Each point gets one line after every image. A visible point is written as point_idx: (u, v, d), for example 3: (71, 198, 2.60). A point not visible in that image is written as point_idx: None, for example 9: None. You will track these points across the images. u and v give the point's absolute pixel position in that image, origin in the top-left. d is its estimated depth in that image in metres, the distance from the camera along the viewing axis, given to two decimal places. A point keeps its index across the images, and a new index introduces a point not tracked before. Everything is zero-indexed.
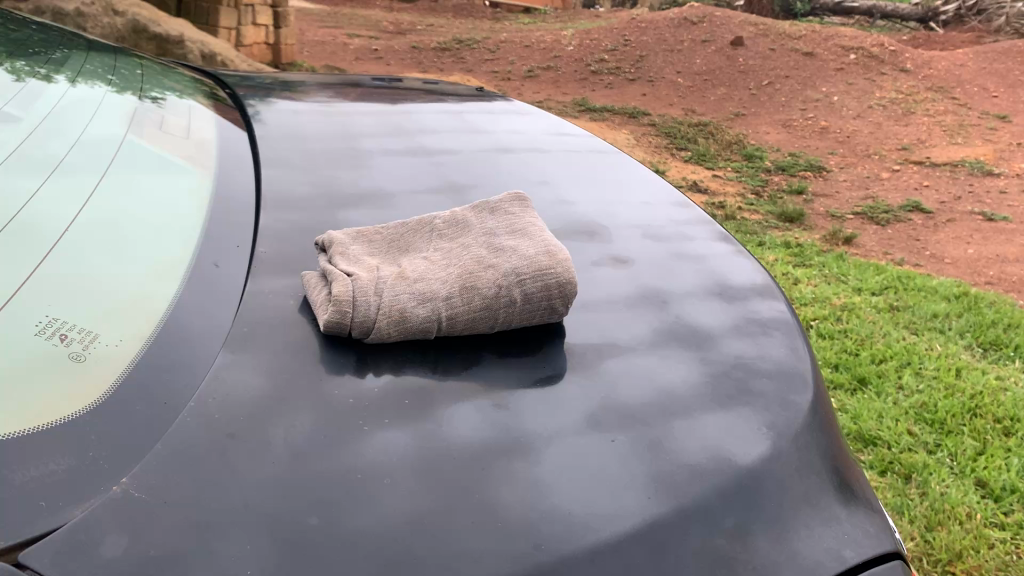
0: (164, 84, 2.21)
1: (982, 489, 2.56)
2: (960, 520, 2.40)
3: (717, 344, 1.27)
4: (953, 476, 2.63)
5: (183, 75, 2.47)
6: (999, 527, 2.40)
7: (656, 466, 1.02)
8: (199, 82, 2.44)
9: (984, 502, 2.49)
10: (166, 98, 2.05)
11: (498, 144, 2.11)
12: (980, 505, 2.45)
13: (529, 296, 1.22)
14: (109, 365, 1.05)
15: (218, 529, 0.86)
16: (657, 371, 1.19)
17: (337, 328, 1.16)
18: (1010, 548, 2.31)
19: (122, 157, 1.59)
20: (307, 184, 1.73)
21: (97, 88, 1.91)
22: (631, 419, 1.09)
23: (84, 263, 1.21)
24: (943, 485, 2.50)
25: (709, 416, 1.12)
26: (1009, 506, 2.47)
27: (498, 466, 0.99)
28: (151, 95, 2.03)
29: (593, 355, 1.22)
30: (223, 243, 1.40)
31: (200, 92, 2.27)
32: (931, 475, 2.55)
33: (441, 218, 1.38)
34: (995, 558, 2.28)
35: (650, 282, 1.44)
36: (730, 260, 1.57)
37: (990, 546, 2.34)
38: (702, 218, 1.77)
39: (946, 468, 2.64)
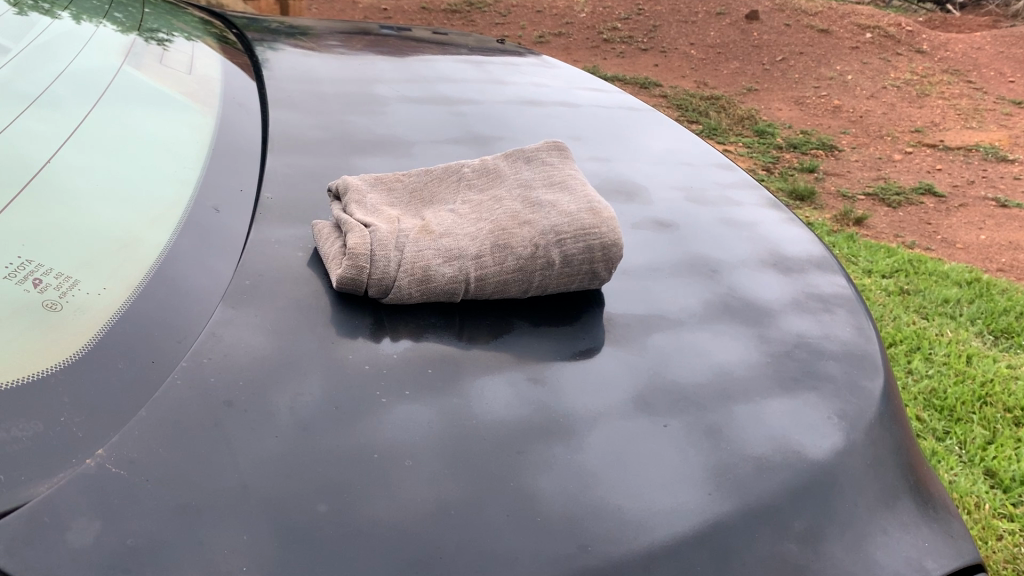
0: (167, 22, 2.05)
1: (992, 479, 2.48)
2: (969, 508, 2.31)
3: (776, 321, 1.13)
4: (960, 463, 2.55)
5: (187, 14, 2.31)
6: (1008, 518, 2.31)
7: (715, 457, 0.89)
8: (206, 23, 2.28)
9: (993, 492, 2.41)
10: (166, 34, 1.89)
11: (522, 97, 1.96)
12: (988, 496, 2.36)
13: (569, 257, 1.07)
14: (89, 319, 0.91)
15: (209, 513, 0.73)
16: (711, 349, 1.05)
17: (352, 285, 1.02)
18: (1019, 541, 2.21)
19: (117, 92, 1.44)
20: (315, 129, 1.58)
21: (93, 19, 1.76)
22: (685, 402, 0.95)
23: (65, 198, 1.07)
24: (950, 474, 2.43)
25: (772, 402, 0.98)
26: (1018, 498, 2.39)
27: (534, 449, 0.86)
28: (151, 30, 1.88)
29: (638, 327, 1.08)
30: (225, 188, 1.25)
31: (206, 32, 2.12)
32: (939, 463, 2.48)
33: (470, 166, 1.23)
34: (1004, 549, 2.18)
35: (696, 249, 1.30)
36: (781, 228, 1.42)
37: (998, 537, 2.25)
38: (749, 182, 1.62)
39: (954, 456, 2.55)
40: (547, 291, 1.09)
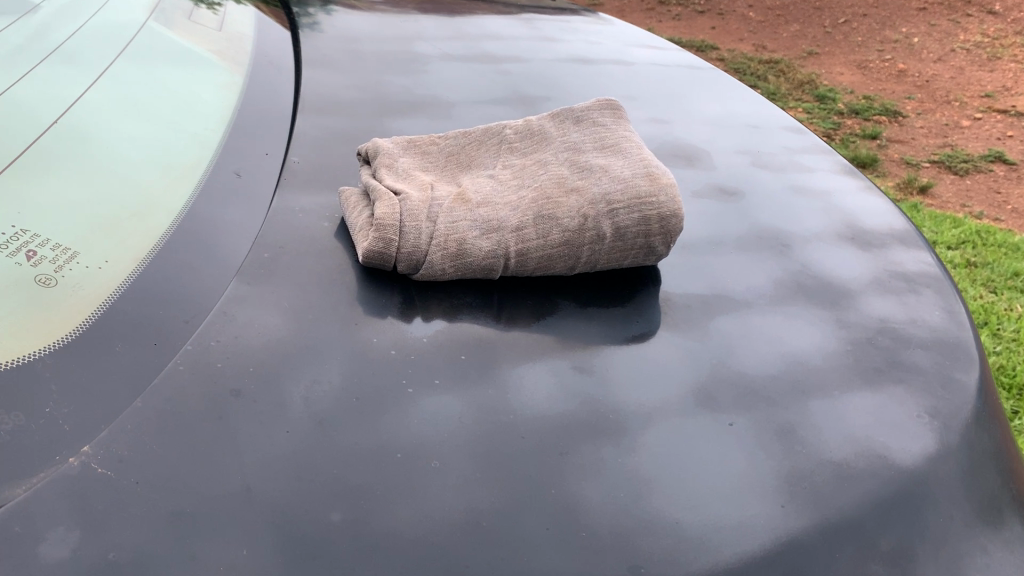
0: None
1: None
2: None
3: (855, 304, 1.01)
4: None
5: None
6: None
7: (788, 463, 0.77)
8: None
9: None
10: None
11: (573, 56, 1.83)
12: None
13: (621, 230, 0.96)
14: (85, 301, 0.82)
15: (206, 523, 0.63)
16: (781, 336, 0.94)
17: (379, 259, 0.92)
18: None
19: (139, 48, 1.34)
20: (350, 88, 1.48)
21: None
22: (752, 398, 0.84)
23: (74, 155, 0.98)
24: None
25: (852, 397, 0.86)
26: None
27: (580, 450, 0.75)
28: None
29: (699, 310, 0.96)
30: (249, 151, 1.16)
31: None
32: None
33: (512, 126, 1.10)
34: None
35: (762, 219, 1.17)
36: (858, 197, 1.28)
37: None
38: (821, 145, 1.48)
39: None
40: (596, 265, 0.98)
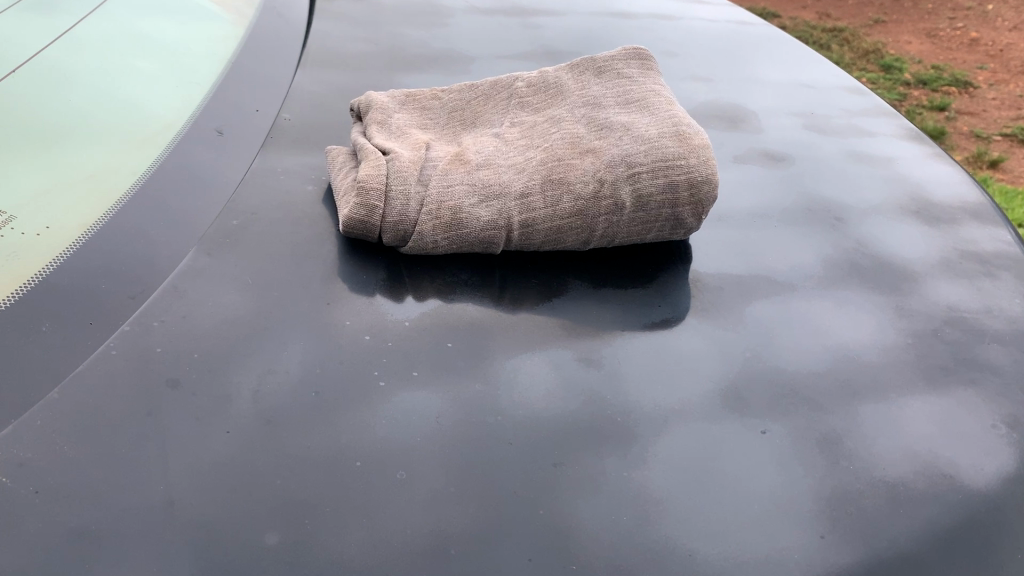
0: None
1: None
2: None
3: (919, 289, 0.86)
4: None
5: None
6: None
7: (832, 480, 0.64)
8: None
9: None
10: None
11: (612, 9, 1.68)
12: None
13: (644, 197, 0.82)
14: (10, 277, 0.70)
15: (113, 544, 0.53)
16: (828, 326, 0.80)
17: (362, 230, 0.81)
18: None
19: None
20: (361, 42, 1.36)
21: None
22: (791, 400, 0.71)
23: (37, 93, 0.84)
24: None
25: (911, 402, 0.72)
26: None
27: (578, 460, 0.63)
28: None
29: (733, 293, 0.83)
30: (238, 107, 1.05)
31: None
32: None
33: (524, 78, 0.97)
34: None
35: (813, 188, 1.02)
36: (926, 164, 1.12)
37: None
38: (885, 107, 1.31)
39: None
40: (615, 238, 0.85)
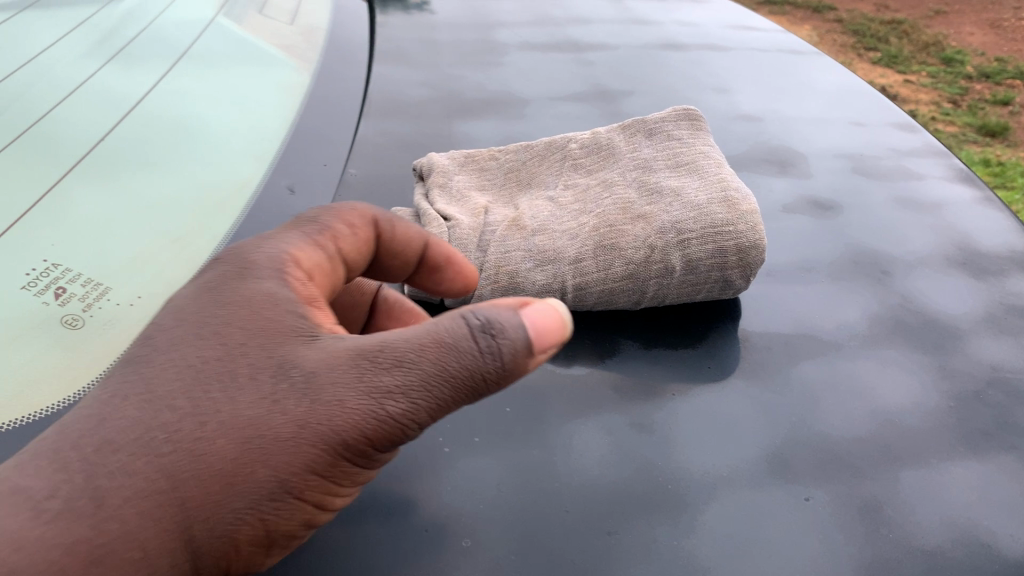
0: None
1: None
2: None
3: (963, 348, 0.89)
4: None
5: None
6: None
7: (871, 549, 0.68)
8: None
9: None
10: None
11: (663, 40, 1.71)
12: None
13: (694, 262, 0.86)
14: (107, 347, 0.79)
15: None
16: (872, 387, 0.83)
17: (424, 292, 0.86)
18: None
19: (202, 44, 1.30)
20: (420, 87, 1.41)
21: None
22: (834, 466, 0.74)
23: (119, 177, 0.95)
24: None
25: (952, 468, 0.75)
26: None
27: (630, 529, 0.67)
28: None
29: (780, 353, 0.86)
30: (307, 163, 1.11)
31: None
32: None
33: (578, 139, 1.01)
34: None
35: (860, 239, 1.05)
36: (974, 210, 1.14)
37: None
38: (936, 146, 1.33)
39: None
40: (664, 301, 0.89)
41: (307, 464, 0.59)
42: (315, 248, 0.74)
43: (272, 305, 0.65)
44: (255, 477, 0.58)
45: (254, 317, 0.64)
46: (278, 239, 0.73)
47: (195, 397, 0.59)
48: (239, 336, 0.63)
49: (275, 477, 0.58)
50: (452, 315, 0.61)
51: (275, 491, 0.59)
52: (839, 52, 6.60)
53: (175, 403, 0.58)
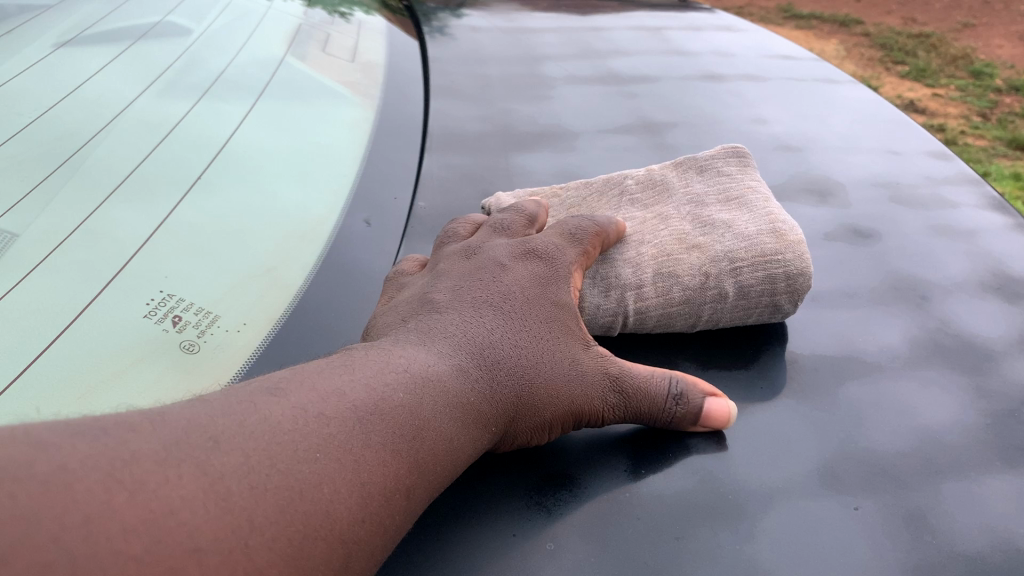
0: None
1: None
2: None
3: (999, 369, 0.95)
4: None
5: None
6: None
7: (917, 552, 0.74)
8: None
9: None
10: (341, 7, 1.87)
11: (703, 71, 1.79)
12: None
13: (745, 289, 0.94)
14: (220, 371, 0.88)
15: None
16: (915, 405, 0.90)
17: None
18: None
19: (276, 82, 1.40)
20: (477, 121, 1.50)
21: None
22: (880, 478, 0.81)
23: (216, 215, 1.04)
24: None
25: (989, 480, 0.82)
26: None
27: (696, 534, 0.75)
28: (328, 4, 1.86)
29: (827, 375, 0.93)
30: (379, 200, 1.21)
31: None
32: None
33: (633, 176, 1.10)
34: None
35: (899, 265, 1.12)
36: (1008, 237, 1.20)
37: None
38: (970, 174, 1.39)
39: None
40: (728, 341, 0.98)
41: (551, 425, 0.81)
42: (577, 262, 0.93)
43: (541, 293, 0.87)
44: (530, 423, 0.80)
45: (531, 300, 0.86)
46: (559, 253, 0.92)
47: (509, 350, 0.81)
48: (527, 314, 0.85)
49: (536, 428, 0.81)
50: (662, 374, 0.86)
51: (537, 435, 0.81)
52: (867, 66, 6.64)
53: (497, 350, 0.81)
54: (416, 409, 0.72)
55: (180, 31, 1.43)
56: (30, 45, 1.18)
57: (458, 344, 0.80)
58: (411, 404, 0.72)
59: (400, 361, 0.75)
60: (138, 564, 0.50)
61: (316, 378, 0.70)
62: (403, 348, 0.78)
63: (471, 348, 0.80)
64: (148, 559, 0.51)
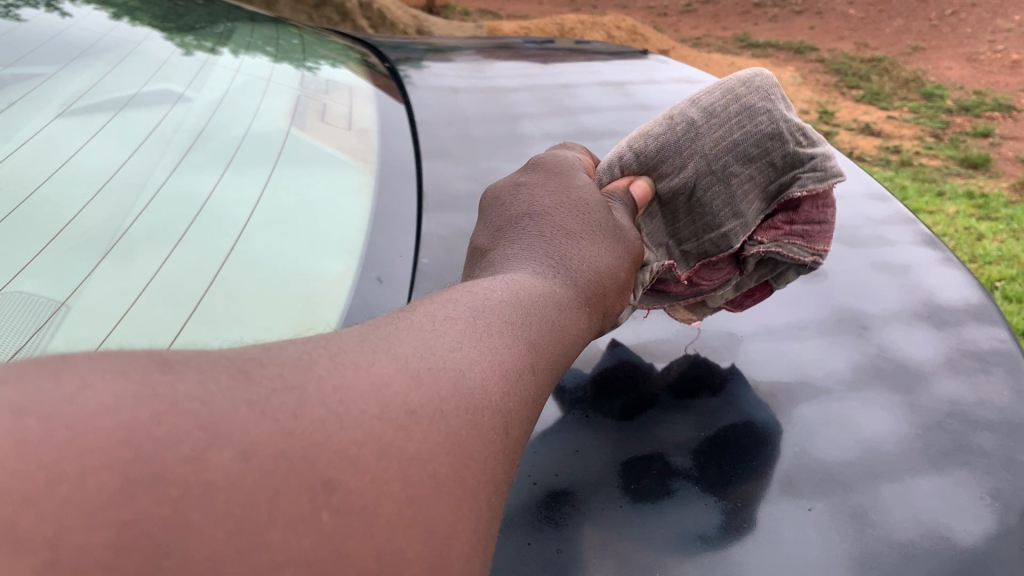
0: (321, 52, 2.19)
1: None
2: None
3: (928, 386, 1.12)
4: None
5: (334, 41, 2.42)
6: None
7: (862, 543, 0.91)
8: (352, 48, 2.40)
9: None
10: (321, 70, 2.04)
11: None
12: None
13: (710, 110, 1.11)
14: None
15: None
16: (859, 420, 1.06)
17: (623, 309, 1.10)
18: None
19: (284, 151, 1.55)
20: (466, 180, 1.67)
21: (262, 63, 1.93)
22: (830, 482, 0.97)
23: (252, 279, 1.19)
24: None
25: (920, 481, 0.98)
26: None
27: (679, 538, 0.90)
28: (307, 66, 2.03)
29: (784, 399, 1.10)
30: (385, 255, 1.37)
31: (353, 59, 2.25)
32: None
33: None
34: None
35: (845, 301, 1.29)
36: (938, 271, 1.39)
37: None
38: (905, 214, 1.58)
39: None
40: (766, 196, 1.13)
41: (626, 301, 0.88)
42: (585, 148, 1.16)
43: (571, 205, 0.91)
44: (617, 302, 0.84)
45: (568, 212, 0.90)
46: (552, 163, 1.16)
47: (580, 250, 0.84)
48: (564, 213, 0.89)
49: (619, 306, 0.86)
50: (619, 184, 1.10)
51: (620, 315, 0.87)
52: (823, 92, 6.93)
53: (572, 254, 0.83)
54: (558, 303, 0.73)
55: (192, 108, 1.58)
56: (65, 138, 1.33)
57: (548, 263, 0.81)
58: (542, 298, 0.73)
59: (519, 280, 0.75)
60: (380, 418, 0.51)
61: (463, 297, 0.69)
62: (517, 275, 0.78)
63: (555, 261, 0.81)
64: (384, 415, 0.51)
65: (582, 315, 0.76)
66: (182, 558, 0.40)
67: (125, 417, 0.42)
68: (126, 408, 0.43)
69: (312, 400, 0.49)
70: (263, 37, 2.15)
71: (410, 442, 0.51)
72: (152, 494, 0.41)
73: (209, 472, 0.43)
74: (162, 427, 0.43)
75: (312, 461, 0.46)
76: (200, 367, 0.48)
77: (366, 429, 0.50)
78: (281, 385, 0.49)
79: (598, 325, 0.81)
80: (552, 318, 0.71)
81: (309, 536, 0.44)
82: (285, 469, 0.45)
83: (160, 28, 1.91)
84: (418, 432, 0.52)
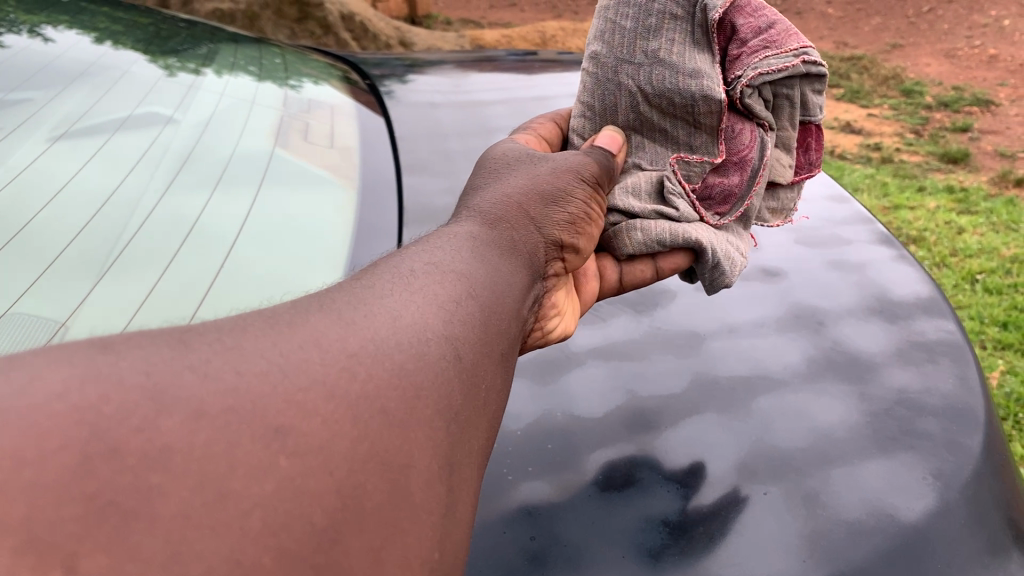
0: (302, 70, 2.26)
1: None
2: None
3: (879, 376, 1.20)
4: None
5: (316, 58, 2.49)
6: None
7: (812, 524, 0.98)
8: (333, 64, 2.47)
9: None
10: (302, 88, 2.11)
11: None
12: None
13: (602, 37, 1.22)
14: None
15: None
16: (813, 410, 1.14)
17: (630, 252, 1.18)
18: None
19: (270, 171, 1.62)
20: (445, 193, 1.75)
21: (245, 83, 2.00)
22: (785, 468, 1.05)
23: (241, 293, 1.26)
24: None
25: (869, 464, 1.06)
26: None
27: (644, 524, 0.98)
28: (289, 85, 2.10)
29: (744, 392, 1.17)
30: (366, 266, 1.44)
31: (335, 76, 2.32)
32: None
33: None
34: None
35: (804, 299, 1.37)
36: (892, 268, 1.47)
37: None
38: (864, 215, 1.66)
39: None
40: (704, 41, 1.17)
41: (562, 215, 1.02)
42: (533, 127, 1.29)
43: (491, 172, 1.06)
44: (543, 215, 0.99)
45: (488, 177, 1.05)
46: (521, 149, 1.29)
47: (497, 195, 0.98)
48: (485, 180, 1.04)
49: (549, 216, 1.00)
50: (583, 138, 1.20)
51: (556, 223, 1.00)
52: None
53: (492, 198, 0.97)
54: (490, 255, 0.84)
55: (181, 132, 1.65)
56: (60, 165, 1.39)
57: (473, 211, 0.94)
58: (476, 248, 0.84)
59: (459, 233, 0.86)
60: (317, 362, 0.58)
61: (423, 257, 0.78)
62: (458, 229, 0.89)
63: (477, 207, 0.96)
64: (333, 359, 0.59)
65: (508, 259, 0.87)
66: (149, 518, 0.46)
67: (76, 401, 0.49)
68: (75, 393, 0.49)
69: (266, 370, 0.56)
70: (246, 57, 2.22)
71: (353, 381, 0.58)
72: (112, 466, 0.47)
73: (163, 438, 0.49)
74: (110, 406, 0.49)
75: (262, 413, 0.53)
76: (159, 358, 0.54)
77: (308, 376, 0.57)
78: (219, 349, 0.56)
79: (527, 237, 0.95)
80: (477, 263, 0.80)
81: (270, 481, 0.51)
82: (235, 416, 0.52)
83: (145, 51, 1.98)
84: (361, 373, 0.59)
